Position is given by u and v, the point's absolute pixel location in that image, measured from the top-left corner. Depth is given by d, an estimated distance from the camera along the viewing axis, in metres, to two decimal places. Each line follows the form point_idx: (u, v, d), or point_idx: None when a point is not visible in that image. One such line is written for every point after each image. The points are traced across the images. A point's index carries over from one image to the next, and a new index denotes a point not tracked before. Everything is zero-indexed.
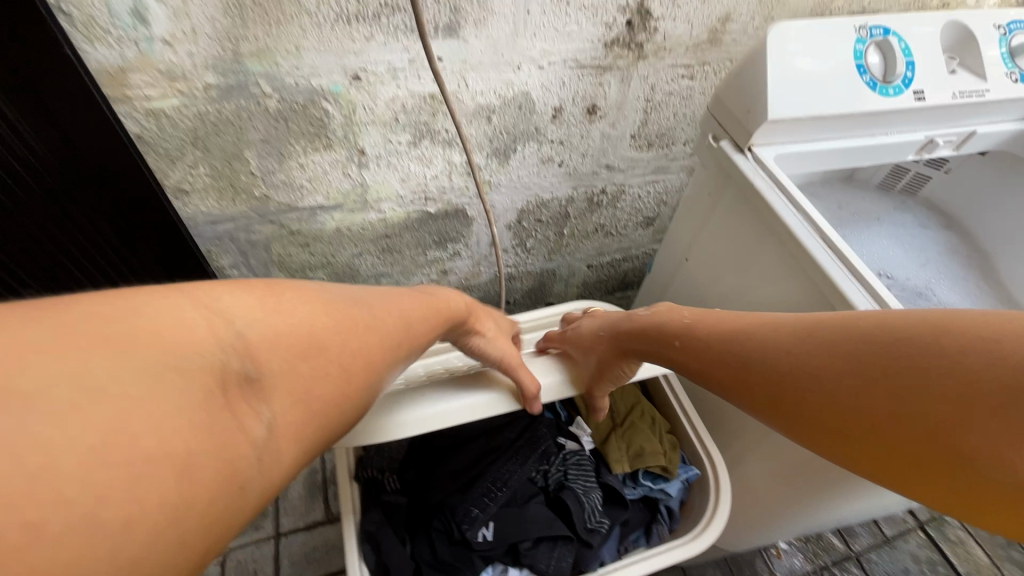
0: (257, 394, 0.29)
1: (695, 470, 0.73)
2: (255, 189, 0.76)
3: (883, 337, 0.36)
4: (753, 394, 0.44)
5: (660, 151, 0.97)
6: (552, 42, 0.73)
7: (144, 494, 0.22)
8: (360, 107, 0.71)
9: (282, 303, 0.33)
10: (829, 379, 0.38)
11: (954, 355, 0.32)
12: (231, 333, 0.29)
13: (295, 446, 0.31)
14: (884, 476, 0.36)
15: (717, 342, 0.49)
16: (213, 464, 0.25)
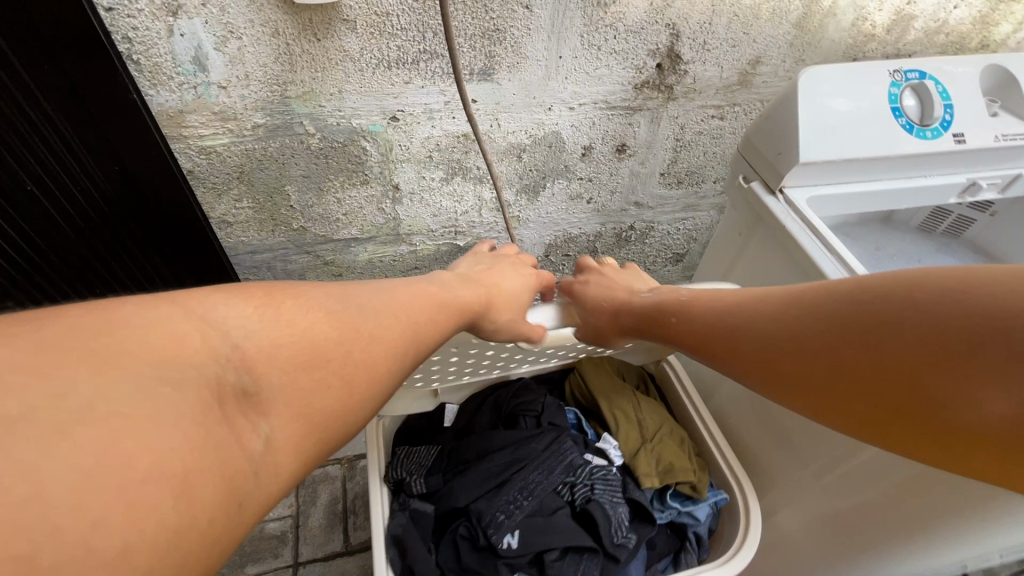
0: (254, 408, 0.30)
1: (724, 495, 0.67)
2: (294, 222, 0.80)
3: (861, 296, 0.36)
4: (749, 366, 0.45)
5: (689, 188, 0.97)
6: (583, 84, 0.75)
7: (141, 518, 0.22)
8: (396, 145, 0.74)
9: (301, 330, 0.35)
10: (814, 340, 0.39)
11: (922, 304, 0.32)
12: (226, 345, 0.30)
13: (298, 460, 0.32)
14: (868, 434, 0.36)
15: (712, 317, 0.50)
16: (209, 482, 0.25)
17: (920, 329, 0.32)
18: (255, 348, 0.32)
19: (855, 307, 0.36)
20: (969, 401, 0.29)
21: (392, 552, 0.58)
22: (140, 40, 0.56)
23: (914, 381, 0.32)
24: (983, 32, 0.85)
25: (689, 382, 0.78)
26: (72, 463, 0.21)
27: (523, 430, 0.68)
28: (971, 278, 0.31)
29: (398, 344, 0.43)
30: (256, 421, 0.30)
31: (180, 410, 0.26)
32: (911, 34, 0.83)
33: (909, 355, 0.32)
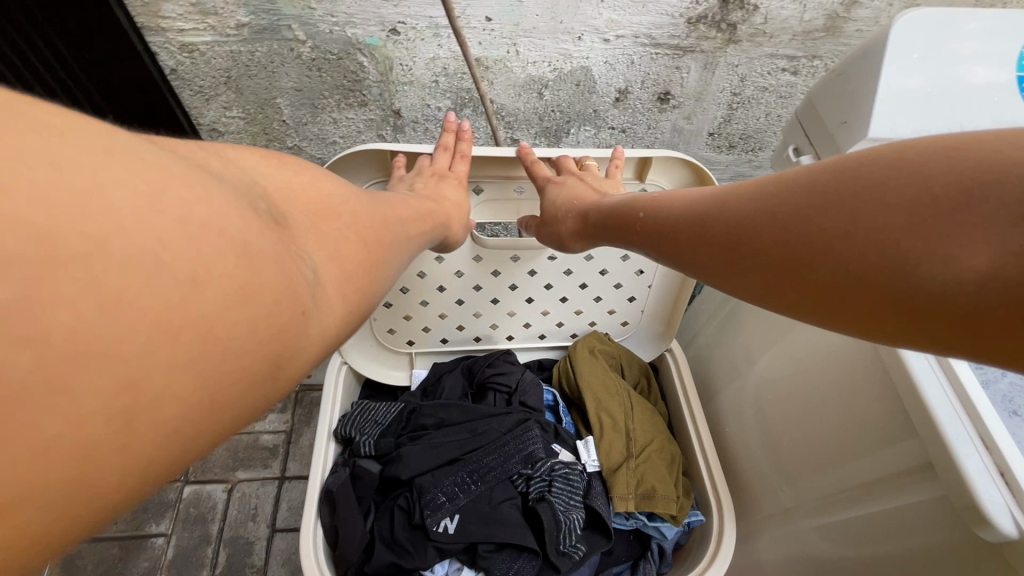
0: (287, 237, 0.27)
1: (699, 516, 0.61)
2: (288, 139, 0.74)
3: (842, 165, 0.31)
4: (704, 255, 0.39)
5: (742, 155, 0.83)
6: (622, 11, 0.62)
7: (207, 258, 0.21)
8: (398, 63, 0.65)
9: (307, 180, 0.32)
10: (784, 211, 0.33)
11: (916, 165, 0.27)
12: (246, 178, 0.28)
13: (346, 302, 0.30)
14: (821, 310, 0.31)
15: (679, 204, 0.43)
16: (269, 261, 0.24)
17: (903, 189, 0.27)
18: (272, 186, 0.30)
19: (833, 174, 0.31)
20: (943, 257, 0.25)
21: (324, 507, 0.57)
22: None
23: (887, 245, 0.27)
24: None
25: (688, 377, 0.70)
26: (136, 187, 0.20)
27: (490, 410, 0.63)
28: (964, 146, 0.26)
29: None
30: (300, 247, 0.27)
31: (225, 196, 0.24)
32: None
33: (890, 217, 0.27)
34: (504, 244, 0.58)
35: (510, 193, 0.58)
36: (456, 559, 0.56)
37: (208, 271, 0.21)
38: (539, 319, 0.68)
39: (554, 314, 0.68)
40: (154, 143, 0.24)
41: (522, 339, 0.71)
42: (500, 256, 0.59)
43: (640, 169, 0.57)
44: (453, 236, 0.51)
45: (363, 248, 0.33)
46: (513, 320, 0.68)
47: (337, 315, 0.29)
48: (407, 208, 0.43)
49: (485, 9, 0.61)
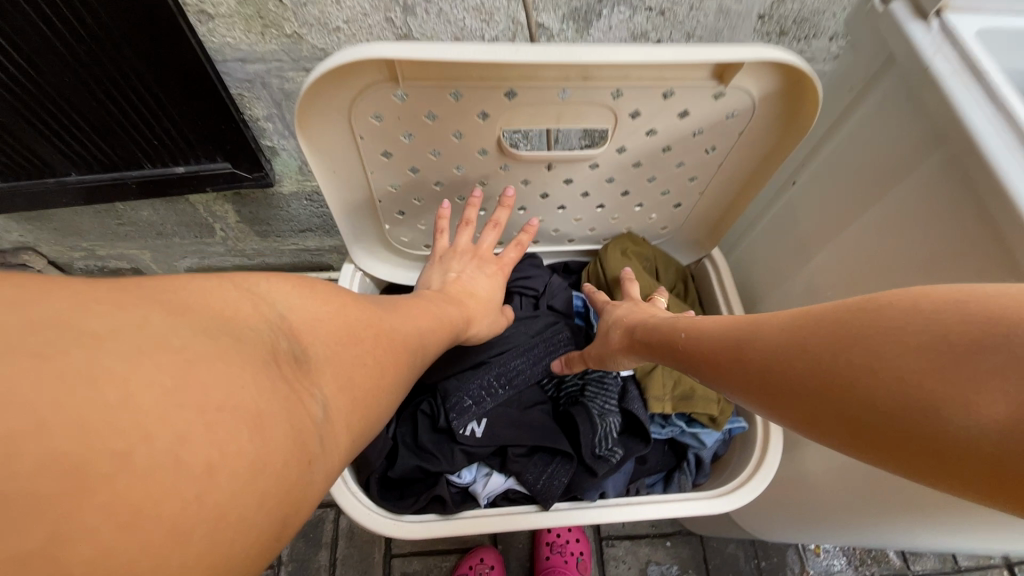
0: (307, 375, 0.34)
1: (742, 423, 0.59)
2: (286, 25, 0.66)
3: (863, 304, 0.32)
4: (747, 382, 0.39)
5: (794, 45, 0.73)
6: None
7: (223, 443, 0.26)
8: None
9: (335, 310, 0.39)
10: (808, 347, 0.34)
11: (926, 315, 0.29)
12: (274, 313, 0.34)
13: (344, 429, 0.35)
14: (864, 450, 0.31)
15: (719, 332, 0.44)
16: (280, 426, 0.29)
17: (916, 334, 0.28)
18: (299, 319, 0.36)
19: (852, 312, 0.33)
20: (965, 404, 0.26)
21: None
22: None
23: (910, 388, 0.28)
24: None
25: (727, 280, 0.70)
26: (149, 392, 0.24)
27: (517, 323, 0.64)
28: (972, 296, 0.28)
29: (365, 313, 0.42)
30: (313, 386, 0.34)
31: (242, 362, 0.29)
32: None
33: (906, 360, 0.28)
34: (538, 158, 0.53)
35: (551, 98, 0.47)
36: (485, 466, 0.59)
37: (223, 455, 0.26)
38: (569, 225, 0.66)
39: (587, 221, 0.65)
40: (174, 302, 0.29)
41: (549, 242, 0.69)
42: (532, 165, 0.55)
43: (722, 72, 0.46)
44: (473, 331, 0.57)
45: (373, 373, 0.39)
46: (542, 226, 0.66)
47: (341, 445, 0.35)
48: (426, 319, 0.49)
49: None
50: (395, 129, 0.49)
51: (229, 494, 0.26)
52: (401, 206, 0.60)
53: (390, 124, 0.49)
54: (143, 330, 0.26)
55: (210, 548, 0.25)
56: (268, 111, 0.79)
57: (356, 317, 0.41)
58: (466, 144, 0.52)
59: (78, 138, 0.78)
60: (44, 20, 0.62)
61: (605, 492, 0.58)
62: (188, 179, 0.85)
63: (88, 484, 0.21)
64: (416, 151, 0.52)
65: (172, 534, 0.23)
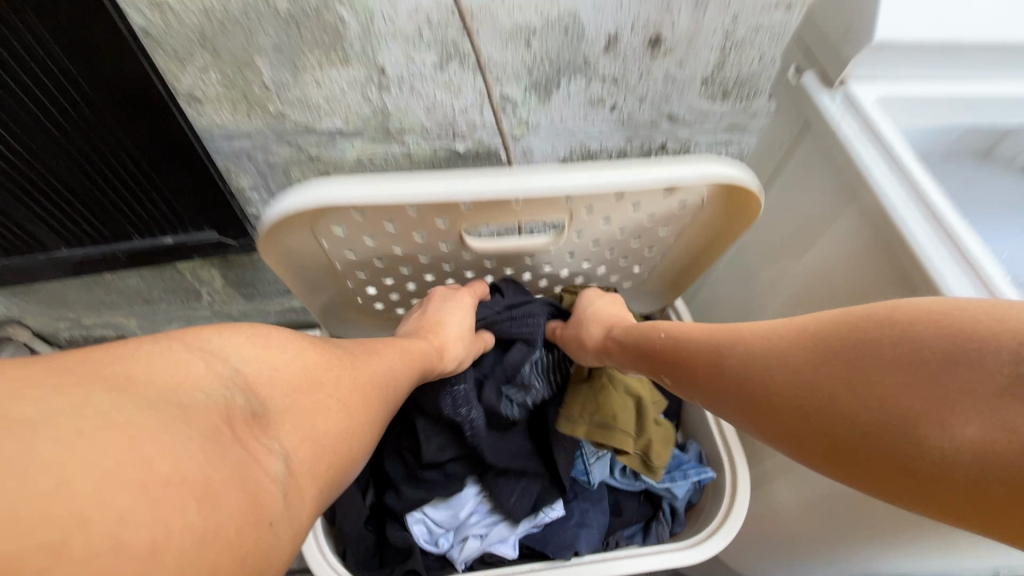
0: (264, 429, 0.37)
1: (710, 474, 0.67)
2: (270, 105, 0.72)
3: (849, 328, 0.40)
4: (738, 402, 0.47)
5: (737, 103, 0.80)
6: None
7: (168, 517, 0.28)
8: (378, 15, 0.63)
9: (286, 358, 0.42)
10: (807, 374, 0.41)
11: (908, 342, 0.36)
12: (229, 369, 0.38)
13: (306, 481, 0.38)
14: (855, 466, 0.38)
15: (707, 350, 0.51)
16: (232, 495, 0.32)
17: (902, 350, 0.36)
18: (253, 372, 0.39)
19: (846, 340, 0.39)
20: (947, 427, 0.33)
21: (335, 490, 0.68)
22: None
23: (902, 416, 0.35)
24: None
25: None
26: (101, 469, 0.27)
27: (487, 309, 0.68)
28: (942, 317, 0.35)
29: (320, 356, 0.46)
30: (269, 440, 0.37)
31: (181, 440, 0.31)
32: None
33: (899, 384, 0.35)
34: (497, 245, 0.59)
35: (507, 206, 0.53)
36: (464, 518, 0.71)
37: (168, 533, 0.28)
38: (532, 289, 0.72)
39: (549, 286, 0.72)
40: (116, 381, 0.32)
41: None
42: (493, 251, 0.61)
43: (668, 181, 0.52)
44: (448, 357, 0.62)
45: (339, 418, 0.43)
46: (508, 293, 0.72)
47: (306, 497, 0.38)
48: (394, 358, 0.54)
49: None
50: (361, 232, 0.55)
51: (182, 562, 0.28)
52: (373, 284, 0.66)
53: (354, 230, 0.55)
54: (83, 413, 0.29)
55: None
56: (254, 181, 0.83)
57: (318, 366, 0.45)
58: (430, 238, 0.58)
59: (73, 217, 0.82)
60: (34, 101, 0.66)
61: (579, 550, 0.67)
62: (176, 249, 0.88)
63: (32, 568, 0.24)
64: (383, 245, 0.58)
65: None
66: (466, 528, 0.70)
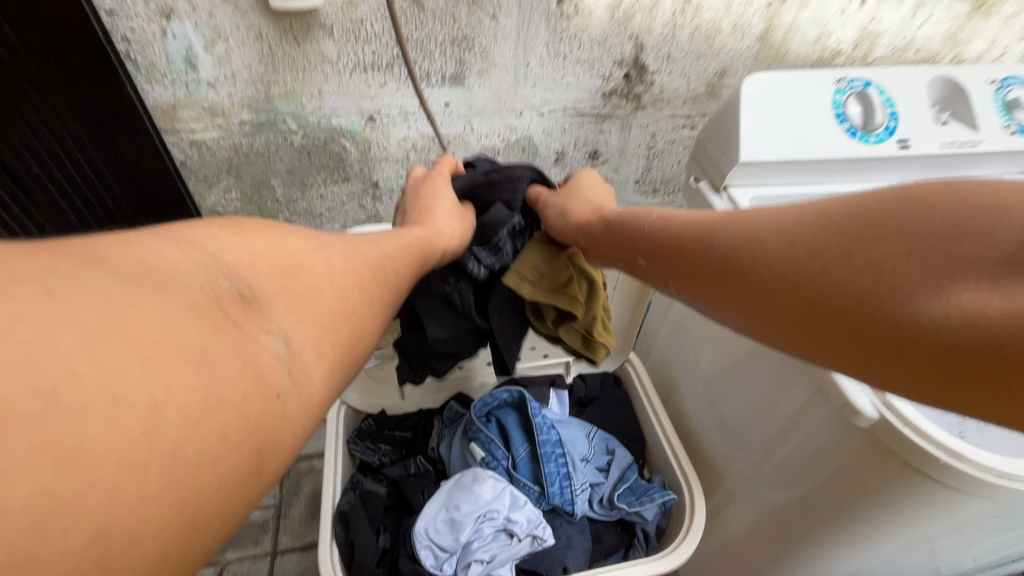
0: (258, 314, 0.29)
1: (673, 496, 0.68)
2: (280, 215, 0.85)
3: (857, 205, 0.32)
4: (715, 285, 0.40)
5: (666, 197, 0.99)
6: (551, 92, 0.79)
7: (163, 375, 0.22)
8: (375, 144, 0.79)
9: (269, 242, 0.33)
10: (802, 246, 0.34)
11: (925, 209, 0.29)
12: (206, 256, 0.29)
13: (323, 364, 0.31)
14: (832, 347, 0.32)
15: (693, 230, 0.43)
16: (226, 363, 0.25)
17: (906, 216, 0.30)
18: (234, 258, 0.30)
19: (858, 211, 0.32)
20: (945, 297, 0.27)
21: (338, 528, 0.65)
22: (137, 40, 0.64)
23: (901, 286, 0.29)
24: (954, 50, 0.88)
25: (644, 375, 0.80)
26: (85, 330, 0.21)
27: (469, 175, 0.61)
28: (973, 191, 0.28)
29: (314, 241, 0.37)
30: (268, 322, 0.29)
31: (179, 305, 0.25)
32: (879, 50, 0.85)
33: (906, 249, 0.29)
34: None
35: None
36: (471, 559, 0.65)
37: (169, 392, 0.22)
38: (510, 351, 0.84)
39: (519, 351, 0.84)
40: (84, 254, 0.25)
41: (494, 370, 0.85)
42: None
43: None
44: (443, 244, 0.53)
45: (346, 299, 0.35)
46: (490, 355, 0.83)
47: (318, 375, 0.31)
48: (401, 261, 0.46)
49: (443, 97, 0.76)
50: None
51: (181, 426, 0.22)
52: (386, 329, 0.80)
53: None
54: (58, 275, 0.22)
55: (174, 484, 0.22)
56: None
57: (318, 253, 0.36)
58: None
59: None
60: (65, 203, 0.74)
61: (568, 566, 0.64)
62: None
63: (11, 427, 0.18)
64: None
65: (122, 468, 0.20)
66: (469, 553, 0.63)
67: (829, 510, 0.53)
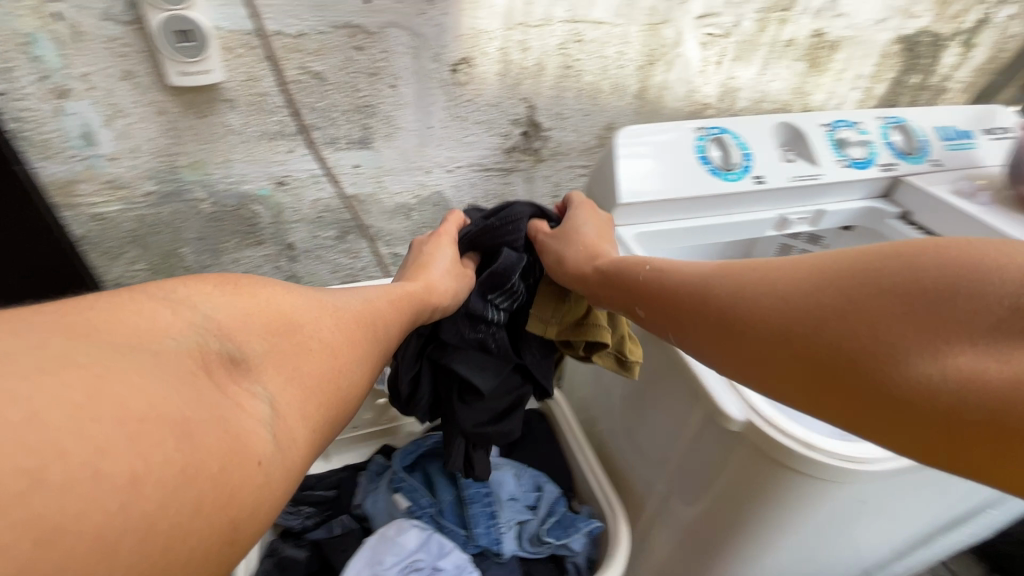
0: (244, 374, 0.35)
1: (599, 523, 0.70)
2: None
3: (854, 263, 0.38)
4: (718, 342, 0.44)
5: None
6: (455, 150, 0.85)
7: (148, 453, 0.26)
8: (287, 207, 0.82)
9: (256, 306, 0.39)
10: (804, 303, 0.39)
11: (912, 271, 0.35)
12: (199, 317, 0.35)
13: (305, 423, 0.37)
14: (831, 402, 0.38)
15: (688, 285, 0.48)
16: (213, 434, 0.30)
17: (898, 274, 0.36)
18: (225, 317, 0.37)
19: (856, 268, 0.38)
20: (946, 362, 0.33)
21: None
22: (30, 119, 0.63)
23: (903, 345, 0.34)
24: (801, 100, 1.03)
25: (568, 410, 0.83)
26: (73, 403, 0.25)
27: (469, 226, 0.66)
28: (955, 250, 0.35)
29: (299, 300, 0.43)
30: (253, 385, 0.35)
31: (165, 375, 0.30)
32: (740, 103, 0.99)
33: (901, 310, 0.35)
34: None
35: None
36: None
37: (148, 466, 0.26)
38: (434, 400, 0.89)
39: None
40: (73, 324, 0.30)
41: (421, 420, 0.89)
42: None
43: None
44: (441, 294, 0.58)
45: (331, 359, 0.41)
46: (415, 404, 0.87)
47: (300, 433, 0.36)
48: (389, 302, 0.52)
49: (352, 159, 0.80)
50: None
51: (159, 502, 0.26)
52: None
53: None
54: (52, 349, 0.27)
55: (143, 558, 0.25)
56: None
57: (306, 314, 0.42)
58: None
59: None
60: None
61: None
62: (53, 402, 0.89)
63: (3, 503, 0.22)
64: None
65: (97, 546, 0.24)
66: None
67: (730, 519, 0.57)
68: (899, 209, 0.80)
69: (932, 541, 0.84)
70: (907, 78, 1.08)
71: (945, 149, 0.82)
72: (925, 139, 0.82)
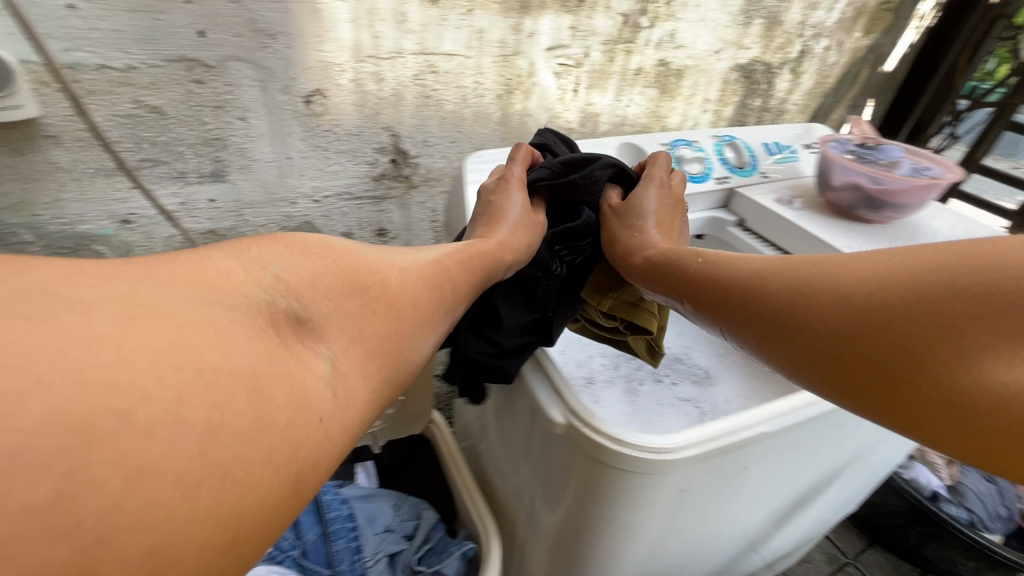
0: (311, 335, 0.37)
1: (472, 544, 0.71)
2: None
3: (935, 260, 0.37)
4: (761, 330, 0.45)
5: None
6: (320, 180, 0.85)
7: (221, 404, 0.28)
8: (136, 245, 0.78)
9: (320, 267, 0.41)
10: (864, 289, 0.39)
11: (988, 271, 0.34)
12: (268, 277, 0.37)
13: (364, 384, 0.38)
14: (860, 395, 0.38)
15: (741, 279, 0.49)
16: (278, 388, 0.31)
17: (969, 272, 0.34)
18: (294, 279, 0.39)
19: (939, 261, 0.37)
20: (985, 368, 0.32)
21: None
22: None
23: (945, 338, 0.34)
24: (659, 122, 1.12)
25: (446, 434, 0.83)
26: (153, 350, 0.28)
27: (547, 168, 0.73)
28: None
29: (361, 266, 0.45)
30: (318, 345, 0.36)
31: (237, 327, 0.32)
32: (603, 126, 1.06)
33: (956, 308, 0.34)
34: None
35: None
36: None
37: (225, 414, 0.28)
38: None
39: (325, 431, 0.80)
40: (143, 266, 0.32)
41: None
42: None
43: None
44: (508, 246, 0.64)
45: (388, 325, 0.43)
46: None
47: (360, 392, 0.37)
48: (452, 263, 0.56)
49: (205, 194, 0.78)
50: None
51: (232, 450, 0.28)
52: None
53: None
54: (138, 296, 0.30)
55: (225, 494, 0.27)
56: None
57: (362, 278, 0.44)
58: None
59: None
60: None
61: None
62: None
63: (98, 438, 0.24)
64: None
65: (179, 483, 0.26)
66: None
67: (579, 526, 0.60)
68: (736, 217, 0.88)
69: (796, 520, 0.91)
70: (749, 101, 1.21)
71: (773, 164, 0.91)
72: (754, 153, 0.91)
